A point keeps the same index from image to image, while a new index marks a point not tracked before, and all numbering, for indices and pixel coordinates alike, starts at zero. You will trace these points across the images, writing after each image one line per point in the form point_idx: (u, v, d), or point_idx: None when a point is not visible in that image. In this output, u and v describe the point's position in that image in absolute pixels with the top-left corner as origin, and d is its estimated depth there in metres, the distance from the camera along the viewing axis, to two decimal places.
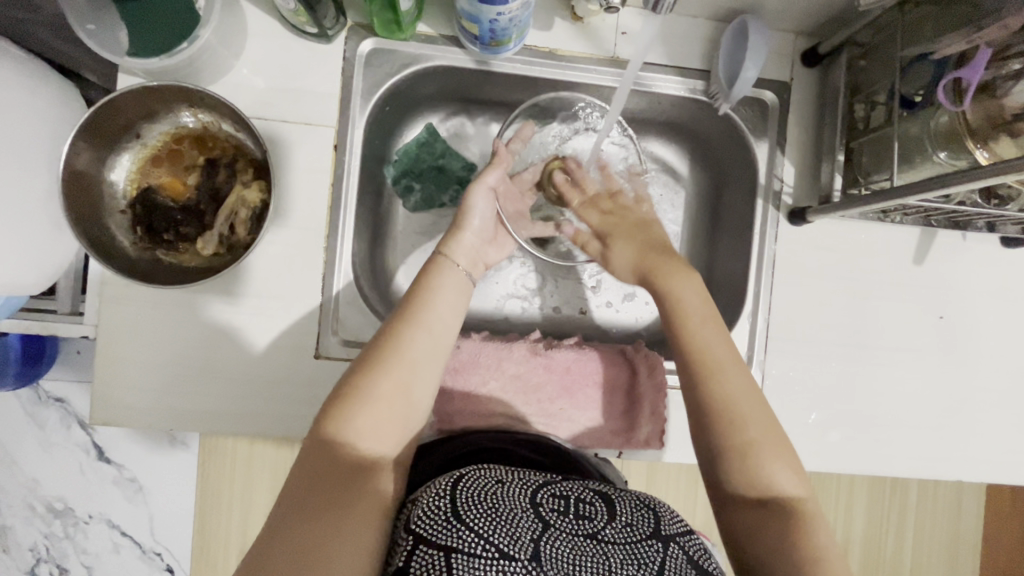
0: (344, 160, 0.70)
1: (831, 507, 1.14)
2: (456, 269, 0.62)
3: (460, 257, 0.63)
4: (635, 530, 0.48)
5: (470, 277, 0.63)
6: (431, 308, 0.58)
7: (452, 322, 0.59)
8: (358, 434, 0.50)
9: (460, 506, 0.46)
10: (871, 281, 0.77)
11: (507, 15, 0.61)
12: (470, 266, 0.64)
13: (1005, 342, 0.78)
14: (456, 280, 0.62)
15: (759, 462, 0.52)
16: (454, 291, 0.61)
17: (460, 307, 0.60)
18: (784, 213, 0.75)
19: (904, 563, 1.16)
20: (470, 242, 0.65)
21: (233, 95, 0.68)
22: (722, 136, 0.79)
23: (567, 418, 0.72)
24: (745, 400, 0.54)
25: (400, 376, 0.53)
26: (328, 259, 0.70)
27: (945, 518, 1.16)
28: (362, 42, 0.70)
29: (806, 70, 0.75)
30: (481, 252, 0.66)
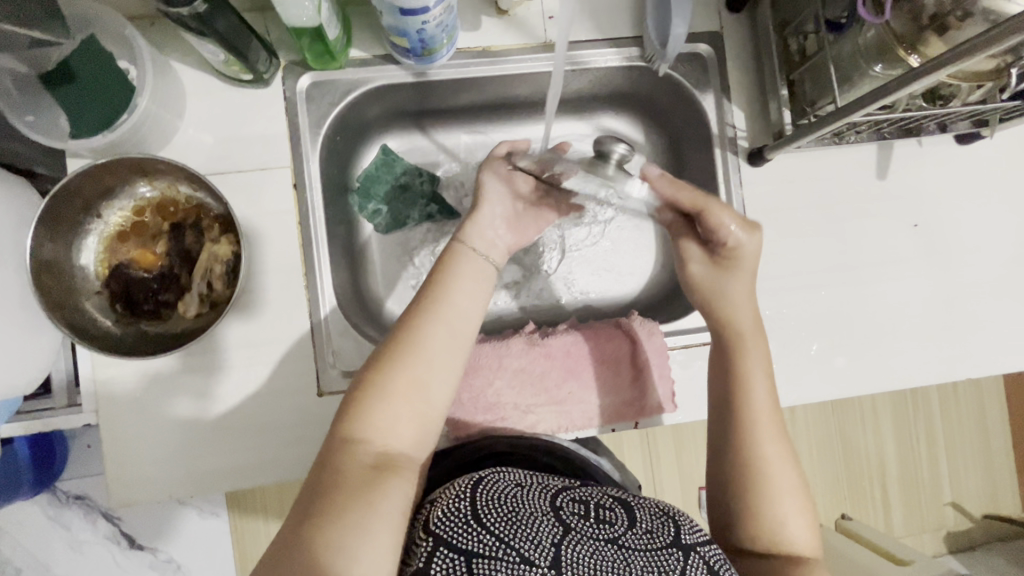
0: (307, 195, 0.71)
1: (861, 437, 1.21)
2: (471, 254, 0.63)
3: (474, 241, 0.65)
4: (656, 537, 0.48)
5: (488, 260, 0.64)
6: (449, 298, 0.59)
7: (472, 311, 0.59)
8: (373, 431, 0.51)
9: (480, 509, 0.46)
10: (843, 203, 0.78)
11: (432, 22, 0.61)
12: (486, 250, 0.65)
13: (982, 233, 0.79)
14: (472, 264, 0.63)
15: (778, 514, 0.56)
16: (471, 278, 0.61)
17: (478, 293, 0.61)
18: (743, 155, 0.77)
19: (943, 468, 1.23)
20: (483, 224, 0.66)
21: (186, 157, 0.69)
22: (668, 96, 0.80)
23: (578, 400, 0.73)
24: (779, 468, 0.58)
25: (416, 366, 0.54)
26: (310, 293, 0.70)
27: (970, 419, 1.24)
28: (300, 78, 0.71)
29: (733, 15, 0.76)
30: (496, 235, 0.67)
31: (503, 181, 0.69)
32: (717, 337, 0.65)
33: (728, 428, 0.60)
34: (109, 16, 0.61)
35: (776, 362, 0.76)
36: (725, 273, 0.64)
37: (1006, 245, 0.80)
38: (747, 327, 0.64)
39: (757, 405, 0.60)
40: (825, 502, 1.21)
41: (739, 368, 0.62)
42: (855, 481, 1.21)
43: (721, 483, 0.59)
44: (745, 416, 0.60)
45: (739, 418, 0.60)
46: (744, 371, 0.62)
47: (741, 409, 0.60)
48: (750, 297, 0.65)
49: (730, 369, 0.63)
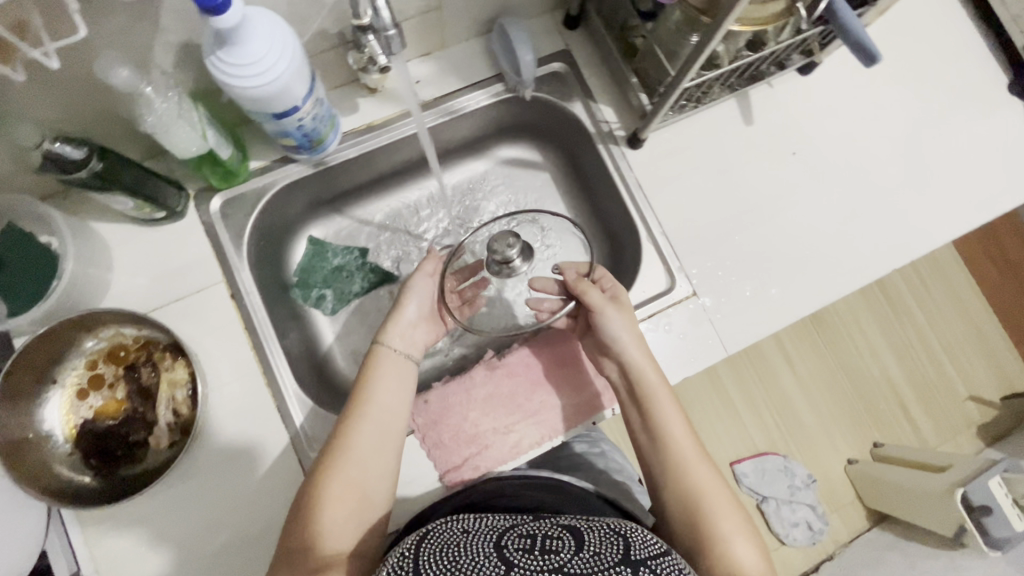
0: (246, 302, 0.75)
1: (859, 357, 1.42)
2: (392, 354, 0.72)
3: (395, 341, 0.73)
4: (604, 557, 0.47)
5: (409, 357, 0.73)
6: (373, 400, 0.67)
7: (397, 404, 0.68)
8: (316, 538, 0.58)
9: (421, 564, 0.46)
10: (726, 155, 0.85)
11: (308, 116, 0.67)
12: (407, 347, 0.74)
13: (854, 144, 0.87)
14: (394, 362, 0.71)
15: (722, 543, 0.59)
16: (393, 376, 0.70)
17: (403, 388, 0.70)
18: (624, 143, 0.84)
19: (936, 355, 1.44)
20: (399, 325, 0.74)
21: (124, 303, 0.73)
22: (543, 115, 0.88)
23: (552, 405, 0.76)
24: (713, 492, 0.62)
25: (351, 472, 0.62)
26: (274, 389, 0.73)
27: (940, 307, 1.48)
28: (211, 201, 0.76)
29: (573, 32, 0.85)
30: (416, 332, 0.76)
31: (428, 284, 0.77)
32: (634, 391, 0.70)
33: (661, 466, 0.65)
34: (20, 200, 0.67)
35: (718, 313, 0.80)
36: (626, 311, 0.71)
37: (878, 146, 0.88)
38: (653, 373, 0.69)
39: (676, 441, 0.65)
40: (852, 424, 1.39)
41: (651, 412, 0.67)
42: (870, 396, 1.40)
43: (675, 527, 0.63)
44: (668, 452, 0.65)
45: (665, 452, 0.65)
46: (653, 410, 0.67)
47: (666, 448, 0.65)
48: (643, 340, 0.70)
49: (643, 413, 0.68)
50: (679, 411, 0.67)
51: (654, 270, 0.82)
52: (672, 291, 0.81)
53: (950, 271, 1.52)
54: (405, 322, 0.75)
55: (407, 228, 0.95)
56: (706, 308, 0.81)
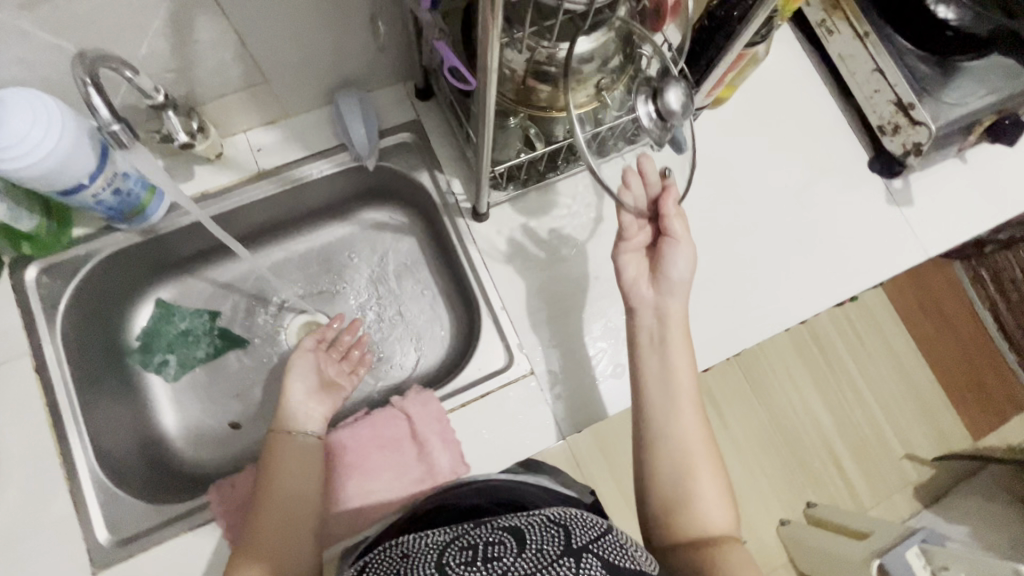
0: (52, 376, 0.72)
1: (795, 406, 1.07)
2: (291, 437, 0.70)
3: (290, 424, 0.71)
4: (546, 553, 0.44)
5: (309, 436, 0.71)
6: (280, 486, 0.66)
7: (304, 485, 0.67)
8: None
9: None
10: (574, 227, 0.84)
11: (103, 192, 0.65)
12: (304, 424, 0.72)
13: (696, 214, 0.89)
14: (293, 445, 0.69)
15: (688, 505, 0.64)
16: (297, 458, 0.68)
17: (309, 469, 0.68)
18: (470, 215, 0.83)
19: (881, 418, 1.09)
20: (291, 404, 0.73)
21: None
22: (398, 183, 0.88)
23: (365, 491, 0.73)
24: (699, 447, 0.66)
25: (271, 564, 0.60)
26: (71, 471, 0.70)
27: (888, 364, 1.12)
28: (26, 269, 0.74)
29: (425, 101, 0.85)
30: (311, 406, 0.74)
31: (310, 357, 0.78)
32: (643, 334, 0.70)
33: (657, 421, 0.67)
34: None
35: (556, 393, 0.77)
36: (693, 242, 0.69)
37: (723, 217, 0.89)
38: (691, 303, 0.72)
39: (675, 387, 0.68)
40: (787, 495, 1.04)
41: (667, 357, 0.68)
42: (809, 461, 1.05)
43: (649, 484, 0.66)
44: (667, 406, 0.67)
45: (671, 401, 0.67)
46: (664, 357, 0.68)
47: (671, 394, 0.67)
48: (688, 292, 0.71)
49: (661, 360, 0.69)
50: (684, 358, 0.69)
51: (493, 346, 0.80)
52: (509, 370, 0.78)
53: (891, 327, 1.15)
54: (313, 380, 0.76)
55: (262, 293, 0.92)
56: (544, 388, 0.77)
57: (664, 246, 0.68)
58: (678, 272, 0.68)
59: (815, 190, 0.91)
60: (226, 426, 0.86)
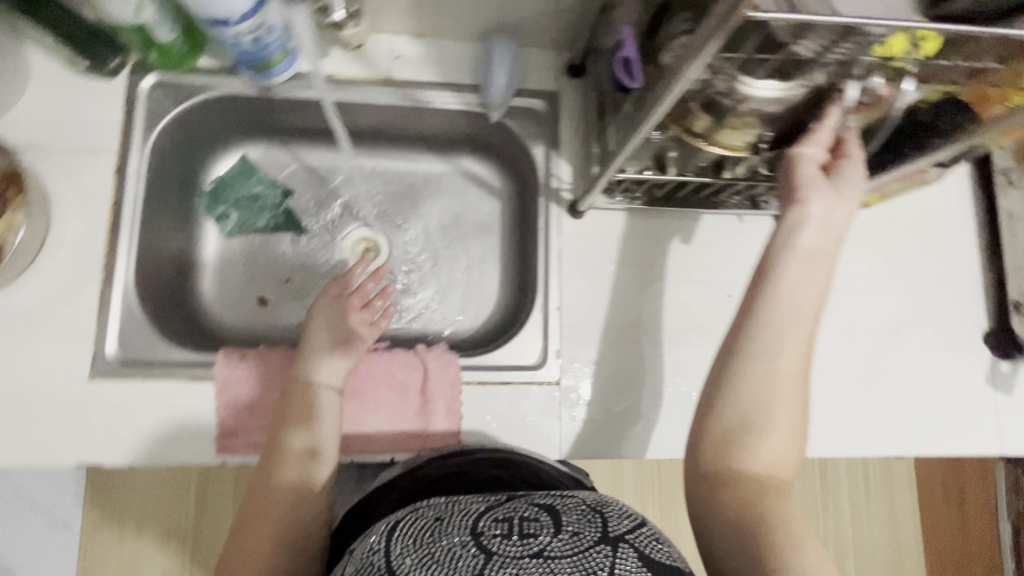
0: (126, 184, 0.73)
1: None
2: (321, 392, 0.68)
3: (320, 375, 0.68)
4: (580, 539, 0.43)
5: (336, 393, 0.68)
6: (297, 440, 0.63)
7: (321, 445, 0.63)
8: None
9: (395, 561, 0.43)
10: (659, 263, 0.80)
11: (245, 36, 0.65)
12: (333, 379, 0.68)
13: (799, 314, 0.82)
14: (318, 399, 0.67)
15: (757, 437, 0.52)
16: (319, 416, 0.65)
17: (330, 429, 0.65)
18: (566, 207, 0.79)
19: None
20: (315, 355, 0.70)
21: (16, 132, 0.72)
22: (511, 146, 0.85)
23: (357, 421, 0.71)
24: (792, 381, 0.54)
25: (274, 521, 0.57)
26: (106, 278, 0.71)
27: None
28: (144, 77, 0.75)
29: (571, 79, 0.81)
30: (331, 361, 0.70)
31: (334, 306, 0.74)
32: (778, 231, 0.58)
33: (754, 329, 0.55)
34: None
35: (572, 414, 0.75)
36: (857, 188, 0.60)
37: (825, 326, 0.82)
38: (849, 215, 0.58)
39: (798, 313, 0.55)
40: None
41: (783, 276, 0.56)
42: None
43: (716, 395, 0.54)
44: (781, 318, 0.55)
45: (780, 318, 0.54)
46: (793, 275, 0.56)
47: (792, 317, 0.55)
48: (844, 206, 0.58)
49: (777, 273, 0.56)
50: (819, 286, 0.56)
51: (531, 341, 0.77)
52: (537, 370, 0.75)
53: None
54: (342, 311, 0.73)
55: (338, 192, 0.92)
56: (562, 402, 0.75)
57: (844, 163, 0.58)
58: (850, 203, 0.58)
59: (912, 331, 0.82)
60: (255, 299, 0.86)
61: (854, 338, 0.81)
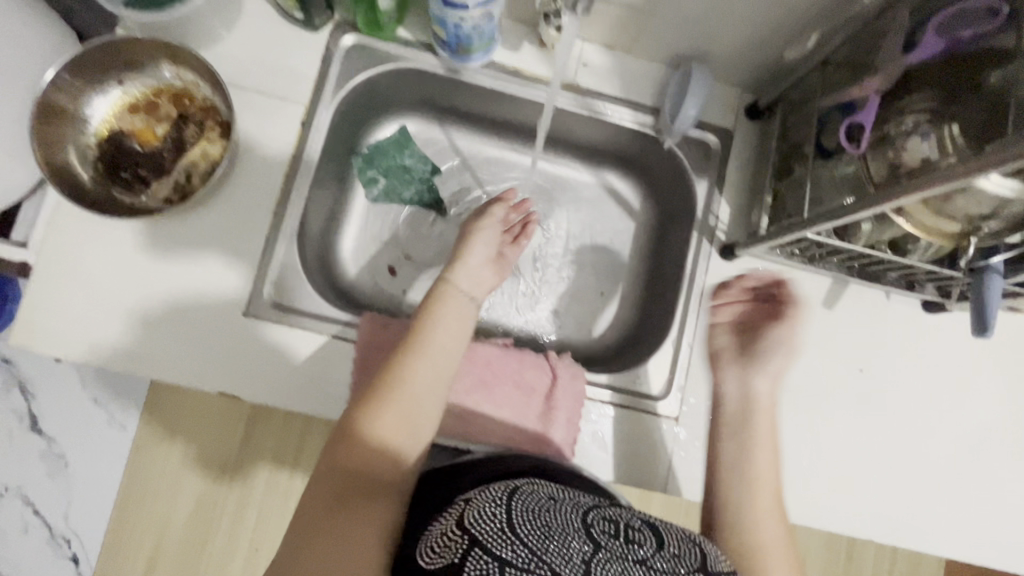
0: (309, 137, 0.75)
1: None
2: (460, 296, 0.65)
3: (463, 283, 0.67)
4: (679, 561, 0.47)
5: (472, 300, 0.66)
6: (431, 336, 0.61)
7: (452, 346, 0.61)
8: (365, 467, 0.54)
9: (515, 520, 0.47)
10: (797, 323, 0.79)
11: (469, 22, 0.66)
12: (473, 288, 0.68)
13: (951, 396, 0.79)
14: (460, 305, 0.65)
15: (765, 564, 0.64)
16: (454, 320, 0.63)
17: (461, 335, 0.63)
18: (717, 247, 0.80)
19: None
20: (469, 266, 0.69)
21: (217, 64, 0.73)
22: (669, 174, 0.85)
23: (480, 411, 0.73)
24: (774, 510, 0.67)
25: (401, 404, 0.56)
26: (275, 223, 0.73)
27: None
28: (344, 36, 0.77)
29: (749, 120, 0.80)
30: (483, 272, 0.70)
31: (496, 229, 0.73)
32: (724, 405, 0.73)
33: (744, 472, 0.69)
34: None
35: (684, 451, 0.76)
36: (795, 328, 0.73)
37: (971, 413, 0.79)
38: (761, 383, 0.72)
39: (765, 467, 0.69)
40: None
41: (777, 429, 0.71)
42: None
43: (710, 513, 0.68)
44: (769, 462, 0.70)
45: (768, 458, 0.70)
46: (755, 435, 0.70)
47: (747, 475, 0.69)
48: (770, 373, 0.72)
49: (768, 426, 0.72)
50: (773, 440, 0.71)
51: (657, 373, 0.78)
52: (659, 403, 0.77)
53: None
54: (470, 282, 0.68)
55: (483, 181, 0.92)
56: (677, 438, 0.76)
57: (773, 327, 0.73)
58: (770, 366, 0.72)
59: None
60: (386, 267, 0.88)
61: (959, 446, 0.79)
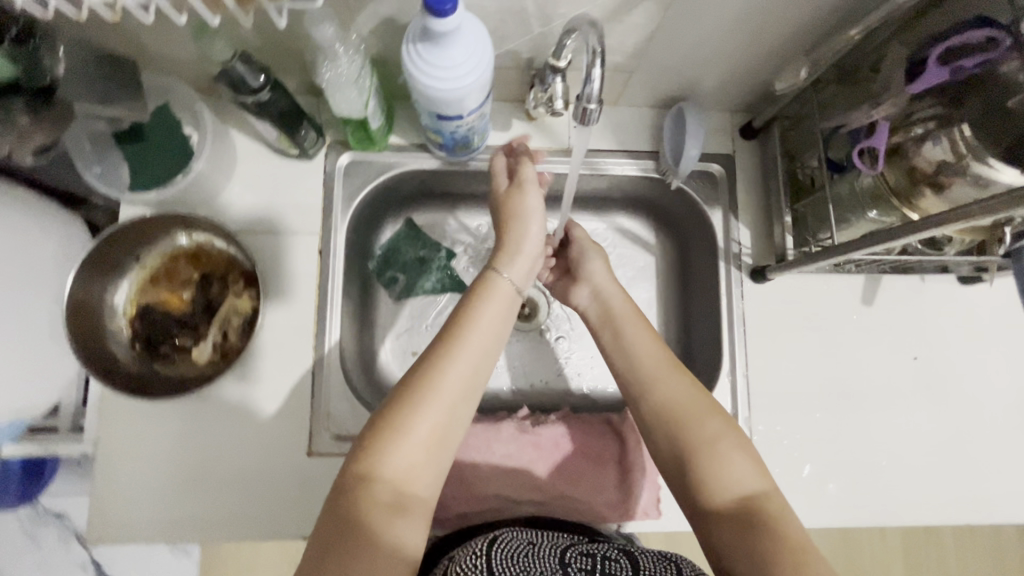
0: (329, 263, 0.75)
1: None
2: (507, 287, 0.60)
3: (512, 273, 0.61)
4: None
5: (518, 291, 0.61)
6: (476, 331, 0.55)
7: (495, 347, 0.56)
8: (392, 471, 0.47)
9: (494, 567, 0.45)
10: (844, 327, 0.79)
11: (465, 127, 0.67)
12: (520, 281, 0.62)
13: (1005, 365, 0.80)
14: (507, 297, 0.59)
15: (719, 462, 0.52)
16: (502, 310, 0.58)
17: (505, 325, 0.58)
18: (747, 271, 0.80)
19: None
20: (522, 256, 0.63)
21: (227, 216, 0.74)
22: (680, 207, 0.85)
23: (559, 494, 0.72)
24: (693, 401, 0.56)
25: (438, 406, 0.50)
26: (318, 355, 0.73)
27: None
28: (340, 156, 0.78)
29: (746, 141, 0.81)
30: (532, 262, 0.64)
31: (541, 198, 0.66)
32: (608, 322, 0.66)
33: (637, 385, 0.60)
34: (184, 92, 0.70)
35: None
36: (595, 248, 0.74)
37: None
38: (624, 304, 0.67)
39: (651, 361, 0.61)
40: None
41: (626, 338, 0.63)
42: None
43: (660, 451, 0.56)
44: (643, 372, 0.60)
45: (648, 372, 0.60)
46: (621, 339, 0.64)
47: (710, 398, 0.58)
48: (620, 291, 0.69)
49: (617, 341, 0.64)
50: (650, 336, 0.63)
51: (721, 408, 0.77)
52: None
53: None
54: (500, 308, 0.58)
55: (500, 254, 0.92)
56: None
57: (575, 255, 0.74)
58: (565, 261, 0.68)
59: None
60: None
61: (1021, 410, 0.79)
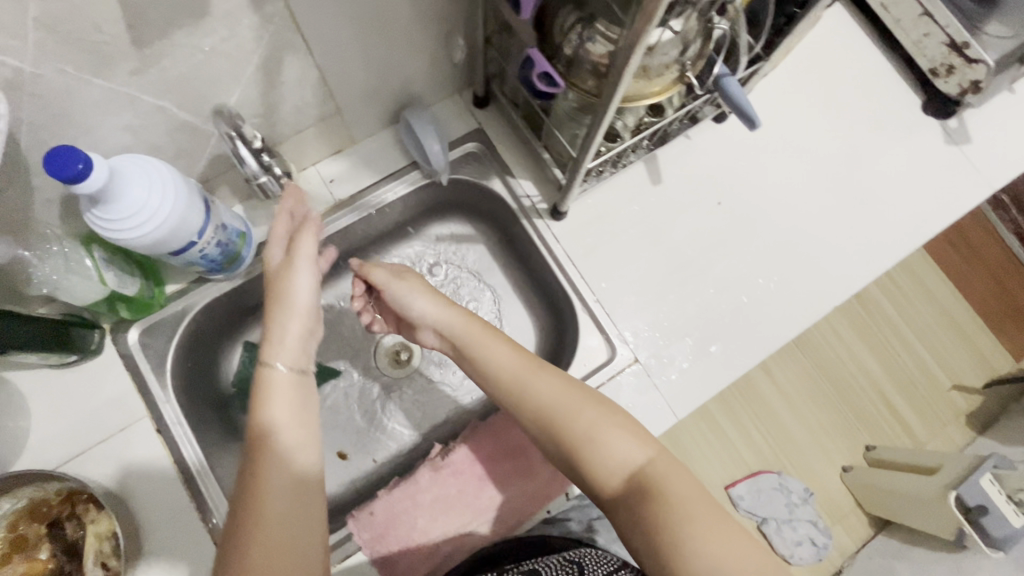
0: (173, 434, 0.73)
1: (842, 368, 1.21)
2: (284, 372, 0.59)
3: (281, 357, 0.60)
4: None
5: (301, 370, 0.60)
6: (273, 429, 0.55)
7: (303, 432, 0.56)
8: None
9: None
10: (652, 212, 0.85)
11: (208, 246, 0.65)
12: (296, 360, 0.60)
13: (788, 168, 0.88)
14: (288, 382, 0.58)
15: (598, 449, 0.56)
16: (293, 396, 0.58)
17: (306, 407, 0.58)
18: (548, 215, 0.83)
19: (925, 358, 1.24)
20: (288, 340, 0.60)
21: (43, 455, 0.69)
22: (468, 193, 0.88)
23: (500, 500, 0.73)
24: (559, 398, 0.59)
25: (271, 529, 0.50)
26: (211, 525, 0.70)
27: (920, 304, 1.29)
28: (128, 332, 0.74)
29: (484, 110, 0.85)
30: (302, 340, 0.61)
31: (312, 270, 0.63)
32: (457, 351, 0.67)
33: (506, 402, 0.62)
34: None
35: (664, 378, 0.78)
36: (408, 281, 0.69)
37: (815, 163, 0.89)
38: (456, 317, 0.66)
39: (511, 376, 0.62)
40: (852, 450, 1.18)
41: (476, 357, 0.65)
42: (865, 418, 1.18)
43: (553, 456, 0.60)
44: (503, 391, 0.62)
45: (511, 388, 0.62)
46: (480, 365, 0.64)
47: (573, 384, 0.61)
48: (453, 309, 0.67)
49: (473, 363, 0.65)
50: (508, 350, 0.64)
51: (592, 340, 0.81)
52: (614, 361, 0.79)
53: (922, 271, 1.31)
54: (287, 393, 0.57)
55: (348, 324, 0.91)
56: (650, 372, 0.79)
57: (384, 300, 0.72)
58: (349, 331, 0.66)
59: (863, 137, 0.90)
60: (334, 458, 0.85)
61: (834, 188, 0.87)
